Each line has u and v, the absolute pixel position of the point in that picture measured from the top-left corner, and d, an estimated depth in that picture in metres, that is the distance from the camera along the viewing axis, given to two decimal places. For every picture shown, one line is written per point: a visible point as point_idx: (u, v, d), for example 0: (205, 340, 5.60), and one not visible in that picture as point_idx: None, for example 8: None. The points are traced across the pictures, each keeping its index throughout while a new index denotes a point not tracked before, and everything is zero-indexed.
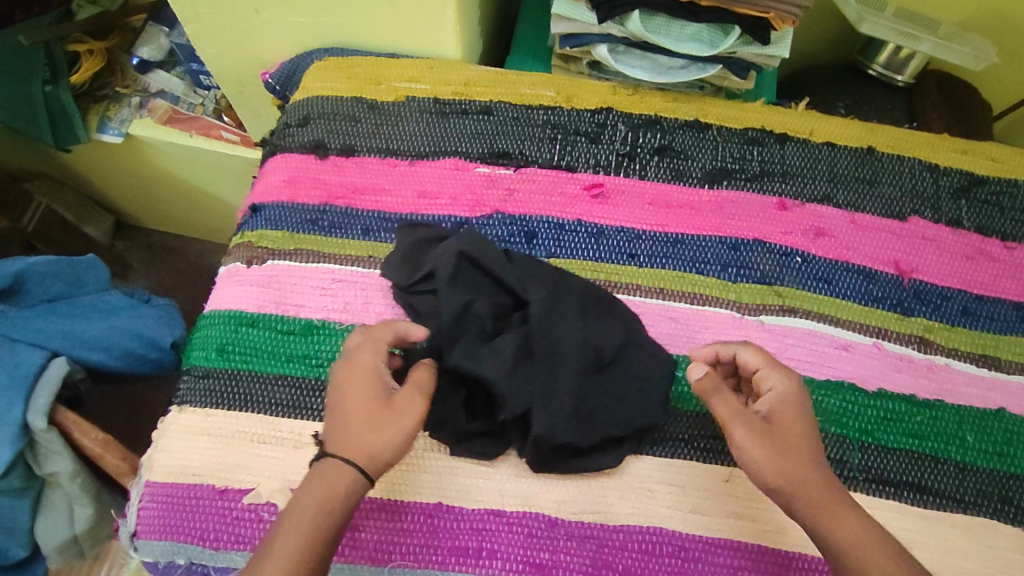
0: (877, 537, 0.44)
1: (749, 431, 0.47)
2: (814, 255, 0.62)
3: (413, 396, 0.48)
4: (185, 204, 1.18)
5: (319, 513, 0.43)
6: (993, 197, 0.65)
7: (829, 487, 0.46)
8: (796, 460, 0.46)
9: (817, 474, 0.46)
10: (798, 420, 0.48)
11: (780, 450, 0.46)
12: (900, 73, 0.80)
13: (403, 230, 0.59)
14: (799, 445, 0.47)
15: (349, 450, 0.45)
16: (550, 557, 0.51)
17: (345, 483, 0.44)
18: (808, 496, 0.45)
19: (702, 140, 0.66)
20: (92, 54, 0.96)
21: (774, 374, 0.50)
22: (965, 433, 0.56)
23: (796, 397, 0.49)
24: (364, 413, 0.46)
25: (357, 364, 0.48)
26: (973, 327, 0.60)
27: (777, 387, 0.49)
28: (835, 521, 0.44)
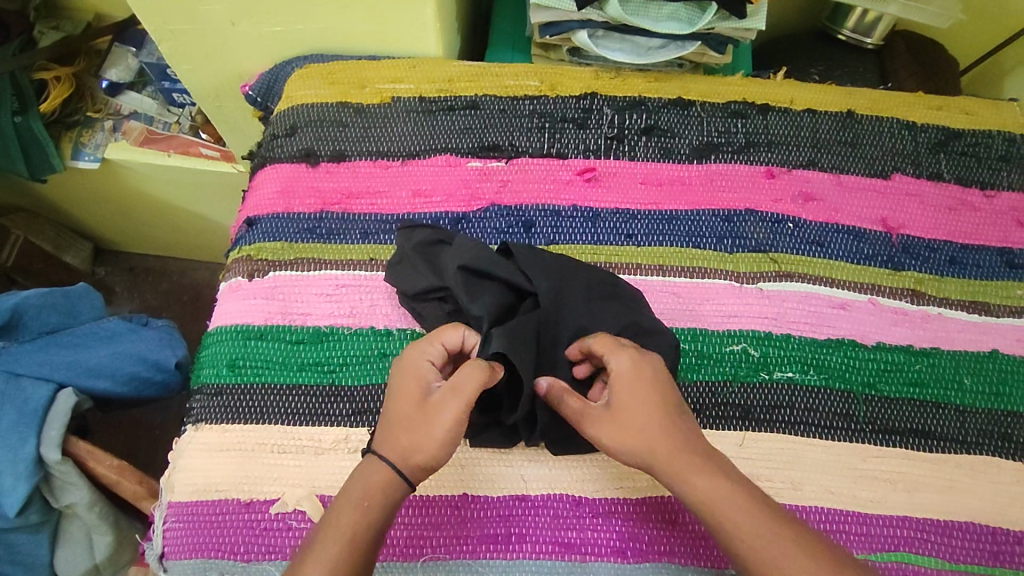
0: (742, 498, 0.43)
1: (598, 423, 0.47)
2: (804, 219, 0.63)
3: (447, 399, 0.46)
4: (166, 224, 1.17)
5: (357, 517, 0.44)
6: (970, 149, 0.67)
7: (680, 452, 0.44)
8: (641, 437, 0.45)
9: (665, 443, 0.45)
10: (637, 395, 0.47)
11: (623, 430, 0.46)
12: (869, 36, 0.82)
13: (405, 232, 0.59)
14: (636, 422, 0.46)
15: (387, 451, 0.46)
16: (578, 536, 0.52)
17: (382, 486, 0.45)
18: (665, 467, 0.44)
19: (687, 118, 0.67)
20: (59, 80, 0.95)
21: (618, 352, 0.49)
22: (963, 377, 0.58)
23: (633, 372, 0.48)
24: (403, 416, 0.47)
25: (406, 364, 0.49)
26: (961, 276, 0.62)
27: (619, 367, 0.48)
28: (696, 492, 0.43)
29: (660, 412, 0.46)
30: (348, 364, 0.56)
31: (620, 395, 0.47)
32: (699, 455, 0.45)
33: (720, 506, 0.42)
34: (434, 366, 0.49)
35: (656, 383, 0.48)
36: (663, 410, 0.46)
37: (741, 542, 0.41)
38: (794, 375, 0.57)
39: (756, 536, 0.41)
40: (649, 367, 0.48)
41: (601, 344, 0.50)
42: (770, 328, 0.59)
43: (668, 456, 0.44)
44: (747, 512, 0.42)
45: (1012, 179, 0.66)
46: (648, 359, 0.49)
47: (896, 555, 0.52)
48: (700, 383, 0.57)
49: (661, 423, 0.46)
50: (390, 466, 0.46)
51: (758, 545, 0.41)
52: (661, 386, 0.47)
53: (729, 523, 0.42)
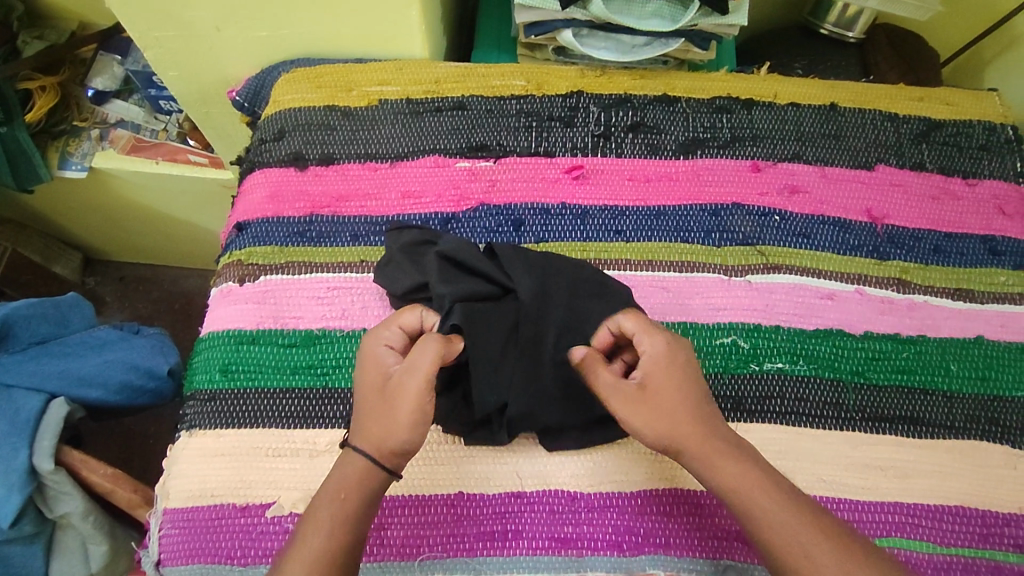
0: (765, 486, 0.45)
1: (625, 401, 0.48)
2: (790, 212, 0.64)
3: (406, 378, 0.47)
4: (154, 232, 1.16)
5: (334, 510, 0.44)
6: (951, 139, 0.68)
7: (711, 440, 0.47)
8: (671, 423, 0.47)
9: (695, 431, 0.47)
10: (672, 380, 0.49)
11: (653, 414, 0.48)
12: (850, 30, 0.83)
13: (391, 232, 0.60)
14: (667, 405, 0.48)
15: (360, 442, 0.47)
16: (574, 530, 0.52)
17: (357, 478, 0.46)
18: (694, 452, 0.47)
19: (673, 114, 0.68)
20: (44, 90, 0.94)
21: (653, 335, 0.50)
22: (949, 363, 0.59)
23: (667, 359, 0.49)
24: (368, 405, 0.48)
25: (365, 355, 0.50)
26: (945, 264, 0.63)
27: (654, 350, 0.50)
28: (724, 478, 0.46)
29: (689, 401, 0.48)
30: (341, 366, 0.57)
31: (653, 379, 0.49)
32: (724, 444, 0.47)
33: (747, 490, 0.45)
34: (392, 351, 0.50)
35: (687, 372, 0.49)
36: (692, 399, 0.48)
37: (768, 529, 0.43)
38: (784, 365, 0.58)
39: (781, 524, 0.43)
40: (682, 354, 0.50)
41: (634, 325, 0.51)
42: (760, 320, 0.60)
43: (697, 443, 0.47)
44: (774, 500, 0.44)
45: (993, 168, 0.67)
46: (680, 347, 0.50)
47: (889, 540, 0.52)
48: None
49: (690, 411, 0.48)
50: (364, 457, 0.46)
51: (784, 533, 0.43)
52: (691, 373, 0.49)
53: (756, 509, 0.44)
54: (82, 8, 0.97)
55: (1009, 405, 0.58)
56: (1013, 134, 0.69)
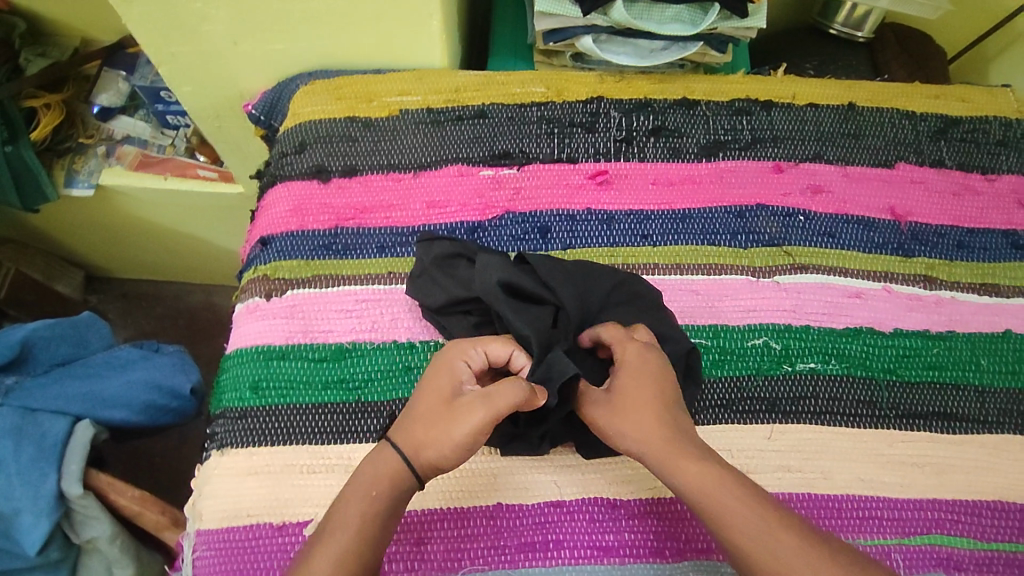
0: (737, 491, 0.43)
1: (598, 405, 0.48)
2: (815, 212, 0.64)
3: (475, 402, 0.45)
4: (160, 248, 1.15)
5: (364, 507, 0.44)
6: (969, 135, 0.69)
7: (674, 443, 0.45)
8: (635, 427, 0.46)
9: (658, 435, 0.45)
10: (640, 386, 0.47)
11: (622, 419, 0.47)
12: (860, 30, 0.84)
13: (429, 240, 0.59)
14: (633, 410, 0.47)
15: (400, 440, 0.46)
16: (616, 539, 0.52)
17: (390, 477, 0.45)
18: (656, 459, 0.45)
19: (693, 117, 0.68)
20: (49, 108, 0.93)
21: (628, 342, 0.50)
22: (979, 358, 0.59)
23: (639, 364, 0.48)
24: (425, 410, 0.47)
25: (443, 365, 0.49)
26: (969, 259, 0.64)
27: (625, 356, 0.49)
28: (688, 484, 0.44)
29: (656, 405, 0.47)
30: (373, 380, 0.56)
31: (623, 386, 0.48)
32: (691, 449, 0.45)
33: (713, 495, 0.43)
34: (469, 370, 0.49)
35: (658, 375, 0.48)
36: (660, 402, 0.47)
37: (737, 533, 0.42)
38: (816, 365, 0.58)
39: (751, 529, 0.41)
40: (655, 360, 0.49)
41: (613, 334, 0.51)
42: (790, 321, 0.60)
43: (663, 446, 0.45)
44: (743, 505, 0.42)
45: (1011, 163, 0.68)
46: (654, 353, 0.50)
47: (930, 537, 0.53)
48: (723, 379, 0.57)
49: (658, 415, 0.46)
50: (400, 457, 0.45)
51: (753, 538, 0.41)
52: (662, 376, 0.48)
53: (724, 514, 0.42)
54: (86, 23, 0.96)
55: None
56: None
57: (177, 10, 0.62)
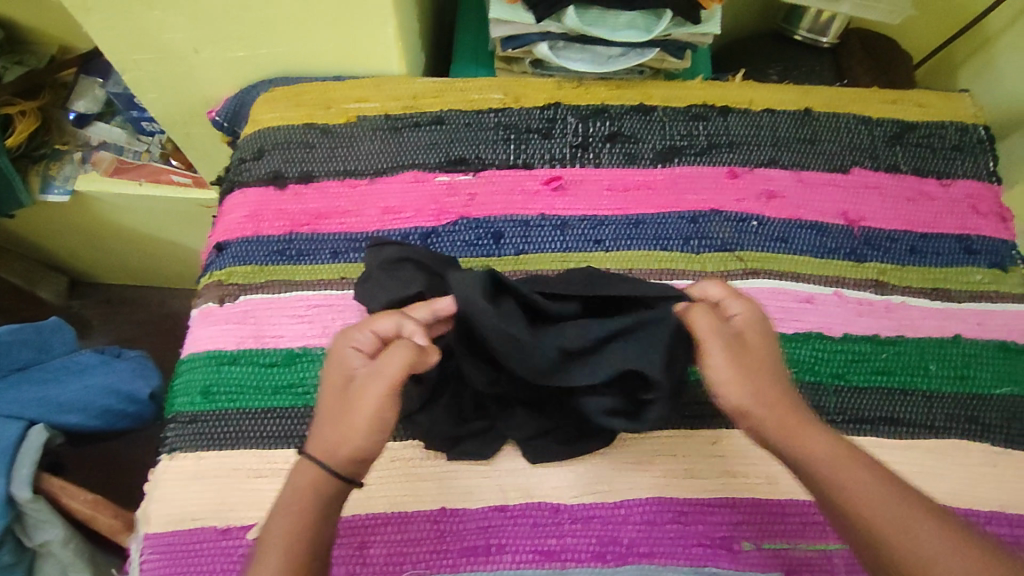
0: (855, 460, 0.45)
1: (724, 351, 0.48)
2: (768, 217, 0.65)
3: (367, 388, 0.45)
4: (139, 253, 1.16)
5: (287, 522, 0.43)
6: (925, 139, 0.69)
7: (792, 412, 0.47)
8: (759, 384, 0.48)
9: (779, 397, 0.48)
10: (761, 345, 0.50)
11: (744, 376, 0.48)
12: (825, 35, 0.84)
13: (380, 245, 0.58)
14: (754, 367, 0.48)
15: (315, 449, 0.45)
16: (558, 543, 0.53)
17: (311, 489, 0.44)
18: (778, 423, 0.47)
19: (650, 122, 0.68)
20: (24, 115, 0.94)
21: (737, 301, 0.51)
22: (928, 363, 0.59)
23: (757, 325, 0.50)
24: (329, 410, 0.46)
25: (333, 358, 0.48)
26: (921, 264, 0.64)
27: (739, 315, 0.51)
28: (810, 451, 0.46)
29: (767, 369, 0.49)
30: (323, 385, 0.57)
31: (749, 342, 0.49)
32: (807, 417, 0.47)
33: (828, 460, 0.45)
34: (360, 351, 0.47)
35: (770, 340, 0.51)
36: (773, 368, 0.49)
37: (856, 498, 0.43)
38: None
39: (870, 493, 0.43)
40: (764, 322, 0.51)
41: (720, 291, 0.52)
42: None
43: (779, 411, 0.47)
44: (864, 471, 0.44)
45: (966, 167, 0.68)
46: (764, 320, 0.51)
47: None
48: None
49: (772, 380, 0.48)
50: (317, 465, 0.45)
51: (878, 504, 0.42)
52: (767, 341, 0.51)
53: (838, 484, 0.44)
54: (61, 32, 0.97)
55: (987, 403, 0.58)
56: (985, 134, 0.70)
57: (135, 19, 0.63)
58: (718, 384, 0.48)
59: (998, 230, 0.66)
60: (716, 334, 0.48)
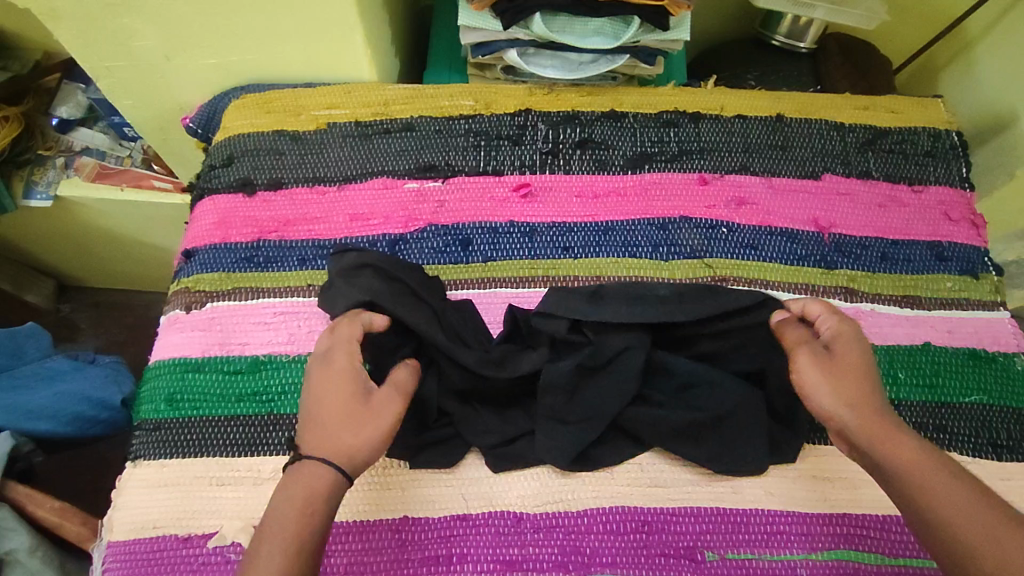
0: (949, 476, 0.42)
1: (812, 357, 0.47)
2: (738, 224, 0.64)
3: (391, 397, 0.47)
4: (123, 257, 1.16)
5: (302, 524, 0.42)
6: (897, 146, 0.69)
7: (886, 420, 0.45)
8: (856, 392, 0.46)
9: (874, 405, 0.46)
10: (858, 355, 0.48)
11: (839, 381, 0.46)
12: (802, 40, 0.84)
13: (343, 253, 0.58)
14: (852, 374, 0.47)
15: (329, 450, 0.45)
16: (520, 552, 0.52)
17: (329, 491, 0.44)
18: (869, 431, 0.45)
19: (621, 129, 0.68)
20: (8, 121, 0.93)
21: (833, 314, 0.50)
22: (897, 371, 0.59)
23: (853, 335, 0.49)
24: (346, 415, 0.46)
25: (336, 365, 0.48)
26: (893, 271, 0.64)
27: (833, 326, 0.50)
28: (904, 462, 0.43)
29: (867, 379, 0.47)
30: (287, 393, 0.57)
31: (841, 350, 0.48)
32: (902, 428, 0.45)
33: (923, 476, 0.43)
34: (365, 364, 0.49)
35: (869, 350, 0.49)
36: (869, 376, 0.47)
37: (948, 515, 0.41)
38: None
39: (963, 511, 0.41)
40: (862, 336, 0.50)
41: (818, 304, 0.51)
42: None
43: (878, 423, 0.45)
44: (960, 489, 0.42)
45: (938, 174, 0.68)
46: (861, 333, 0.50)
47: (837, 552, 0.52)
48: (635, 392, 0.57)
49: (869, 389, 0.46)
50: (335, 468, 0.44)
51: (973, 525, 0.40)
52: (866, 352, 0.48)
53: (934, 501, 0.41)
54: (44, 38, 0.97)
55: (957, 412, 0.58)
56: (958, 140, 0.70)
57: (105, 28, 0.63)
58: (809, 390, 0.47)
59: (970, 237, 0.66)
60: (805, 343, 0.48)
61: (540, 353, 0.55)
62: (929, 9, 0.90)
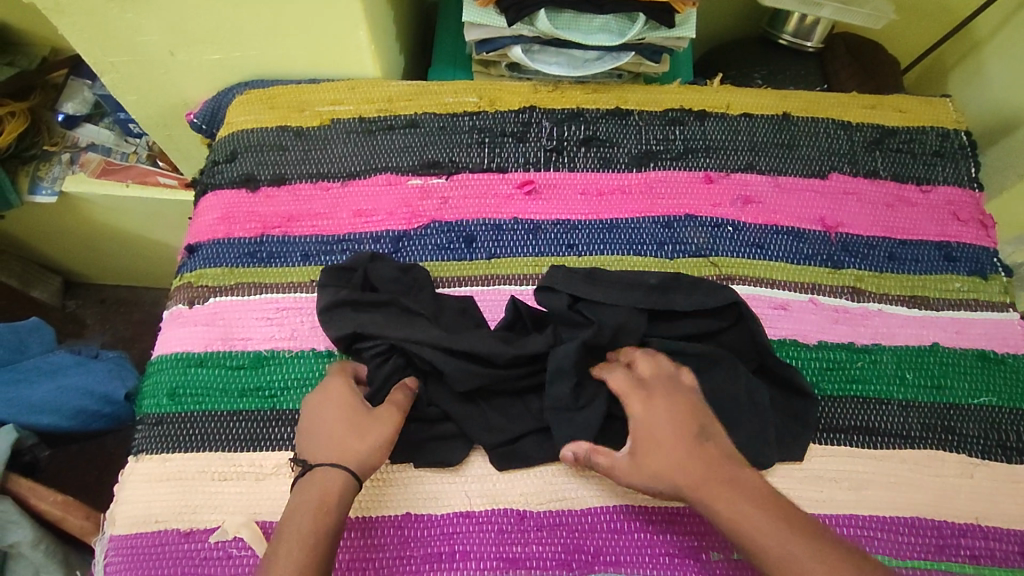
0: (782, 527, 0.42)
1: (623, 467, 0.48)
2: (744, 222, 0.64)
3: (391, 409, 0.51)
4: (130, 253, 1.16)
5: (318, 522, 0.44)
6: (904, 145, 0.68)
7: (708, 483, 0.45)
8: (669, 473, 0.46)
9: (691, 478, 0.45)
10: (664, 430, 0.48)
11: (654, 471, 0.47)
12: (809, 39, 0.84)
13: (328, 275, 0.58)
14: (659, 458, 0.47)
15: (339, 456, 0.48)
16: (523, 550, 0.52)
17: (340, 494, 0.46)
18: (697, 497, 0.45)
19: (626, 127, 0.68)
20: (14, 116, 0.93)
21: (632, 394, 0.51)
22: (904, 372, 0.58)
23: (652, 414, 0.49)
24: (351, 424, 0.49)
25: (337, 388, 0.52)
26: (900, 271, 0.63)
27: (635, 411, 0.49)
28: (733, 524, 0.43)
29: (685, 448, 0.47)
30: (288, 388, 0.56)
31: (643, 437, 0.48)
32: (730, 484, 0.45)
33: (757, 530, 0.42)
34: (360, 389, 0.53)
35: (677, 416, 0.48)
36: (686, 444, 0.47)
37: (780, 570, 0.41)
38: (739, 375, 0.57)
39: (780, 552, 0.41)
40: (664, 407, 0.49)
41: (620, 385, 0.51)
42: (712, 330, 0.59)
43: (698, 490, 0.45)
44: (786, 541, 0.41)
45: (946, 174, 0.67)
46: (657, 399, 0.50)
47: None
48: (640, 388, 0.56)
49: (686, 457, 0.46)
50: (346, 471, 0.47)
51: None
52: (681, 416, 0.48)
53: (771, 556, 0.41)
54: (51, 35, 0.98)
55: (965, 412, 0.57)
56: (967, 140, 0.70)
57: (110, 23, 0.63)
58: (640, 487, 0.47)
59: (979, 238, 0.65)
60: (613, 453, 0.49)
61: (543, 343, 0.55)
62: (937, 10, 0.90)
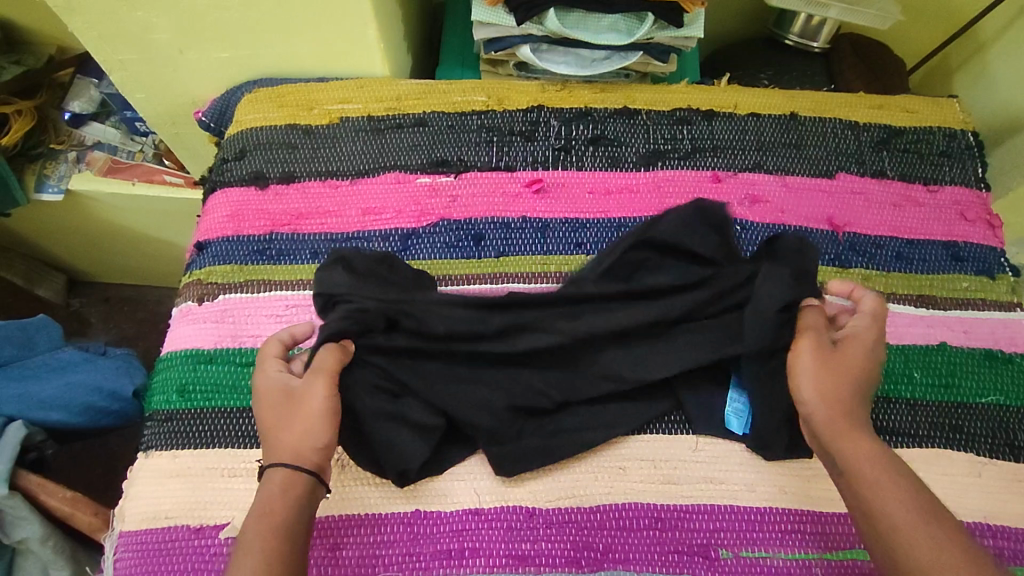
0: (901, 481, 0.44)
1: (813, 345, 0.50)
2: (752, 221, 0.64)
3: (311, 384, 0.49)
4: (135, 252, 1.16)
5: (264, 522, 0.44)
6: (912, 146, 0.69)
7: (852, 417, 0.48)
8: (835, 383, 0.49)
9: (846, 402, 0.48)
10: (863, 358, 0.50)
11: (826, 373, 0.49)
12: (815, 40, 0.84)
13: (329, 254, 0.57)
14: (836, 371, 0.49)
15: (277, 453, 0.47)
16: (531, 547, 0.52)
17: (283, 489, 0.45)
18: (835, 422, 0.48)
19: (634, 126, 0.68)
20: (21, 114, 0.94)
21: (858, 317, 0.53)
22: (912, 370, 0.59)
23: (869, 339, 0.51)
24: (278, 416, 0.48)
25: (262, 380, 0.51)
26: (908, 271, 0.63)
27: (859, 326, 0.52)
28: (857, 454, 0.46)
29: (856, 378, 0.49)
30: None
31: (849, 347, 0.50)
32: (865, 429, 0.48)
33: (874, 467, 0.45)
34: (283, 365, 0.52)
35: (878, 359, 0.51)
36: (861, 376, 0.49)
37: (884, 506, 0.43)
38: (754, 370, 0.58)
39: (893, 492, 0.44)
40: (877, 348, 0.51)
41: (865, 302, 0.53)
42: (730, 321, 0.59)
43: (844, 415, 0.48)
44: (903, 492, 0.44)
45: (953, 174, 0.68)
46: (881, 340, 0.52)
47: (854, 552, 0.52)
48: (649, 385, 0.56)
49: (852, 388, 0.49)
50: (281, 465, 0.46)
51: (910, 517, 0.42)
52: (874, 359, 0.51)
53: (878, 491, 0.44)
54: (58, 34, 0.98)
55: (973, 411, 0.57)
56: (974, 140, 0.70)
57: (120, 21, 0.63)
58: (797, 374, 0.50)
59: (986, 237, 0.65)
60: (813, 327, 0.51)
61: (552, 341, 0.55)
62: (942, 12, 0.90)
